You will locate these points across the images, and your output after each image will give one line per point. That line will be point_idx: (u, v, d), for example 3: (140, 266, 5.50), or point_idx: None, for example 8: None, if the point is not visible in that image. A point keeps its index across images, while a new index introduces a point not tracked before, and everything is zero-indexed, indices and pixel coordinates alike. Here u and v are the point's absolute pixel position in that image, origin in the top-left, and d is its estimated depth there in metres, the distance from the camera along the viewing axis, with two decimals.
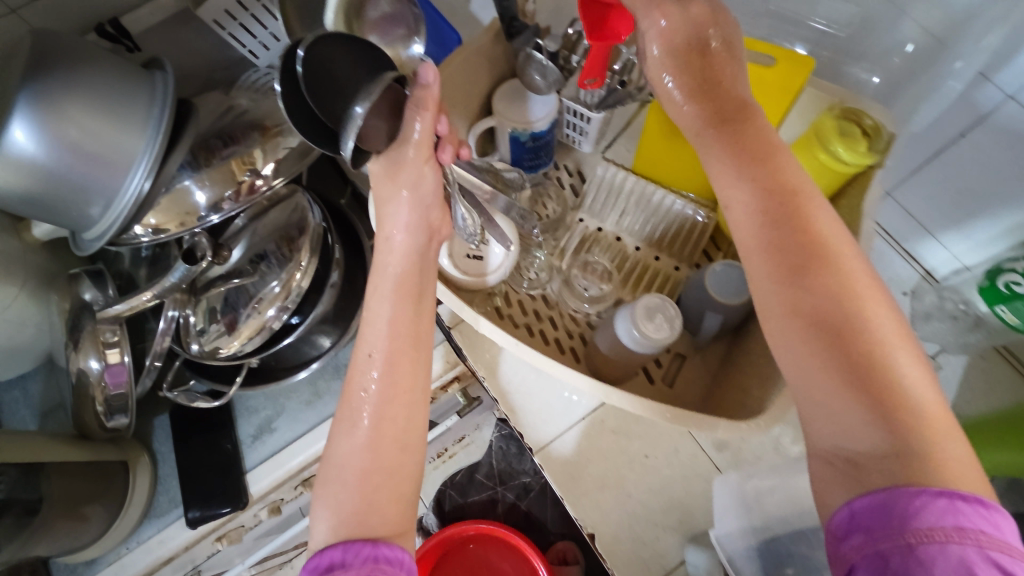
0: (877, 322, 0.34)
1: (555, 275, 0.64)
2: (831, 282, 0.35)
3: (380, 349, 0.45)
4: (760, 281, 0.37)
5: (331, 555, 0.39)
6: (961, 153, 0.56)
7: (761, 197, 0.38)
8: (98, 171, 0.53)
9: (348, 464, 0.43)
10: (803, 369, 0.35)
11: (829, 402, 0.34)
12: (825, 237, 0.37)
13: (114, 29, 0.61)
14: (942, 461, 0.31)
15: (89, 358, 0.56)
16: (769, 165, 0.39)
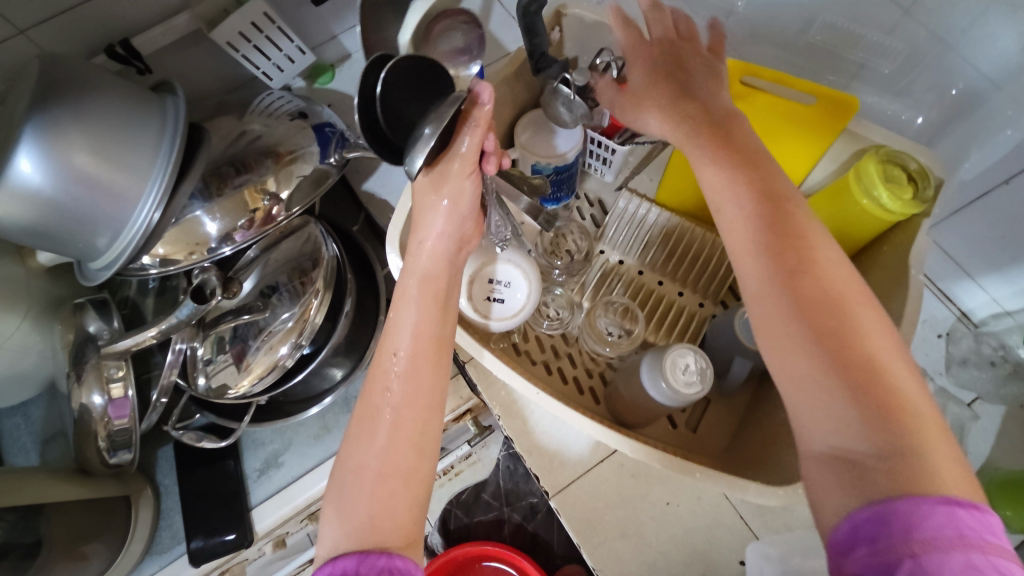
0: (865, 323, 0.34)
1: (575, 312, 0.61)
2: (819, 282, 0.35)
3: (405, 347, 0.43)
4: (751, 281, 0.37)
5: (343, 565, 0.36)
6: (1008, 197, 0.55)
7: (750, 199, 0.39)
8: (108, 202, 0.51)
9: (362, 469, 0.40)
10: (795, 367, 0.34)
11: (822, 400, 0.33)
12: (813, 240, 0.37)
13: (125, 50, 0.58)
14: (939, 462, 0.29)
15: (91, 393, 0.54)
16: (759, 172, 0.40)
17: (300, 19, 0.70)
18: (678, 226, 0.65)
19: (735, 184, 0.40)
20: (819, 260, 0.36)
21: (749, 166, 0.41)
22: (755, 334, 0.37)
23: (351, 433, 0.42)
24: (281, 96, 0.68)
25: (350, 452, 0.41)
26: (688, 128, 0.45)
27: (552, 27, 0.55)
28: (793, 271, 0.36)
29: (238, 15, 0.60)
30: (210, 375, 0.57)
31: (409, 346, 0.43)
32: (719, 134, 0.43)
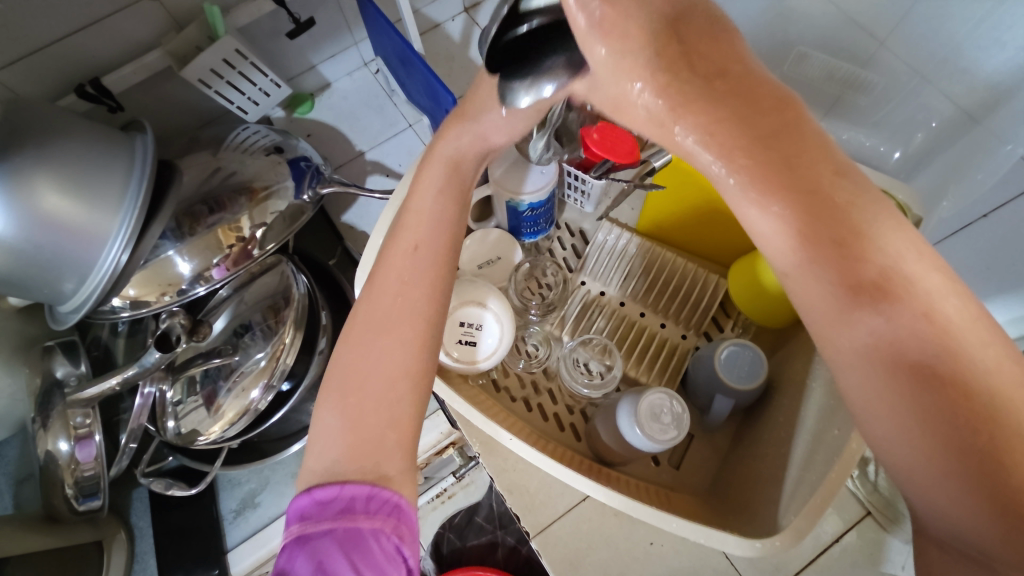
0: (1001, 394, 0.25)
1: (553, 347, 0.61)
2: (922, 344, 0.26)
3: (427, 245, 0.41)
4: (837, 345, 0.29)
5: (352, 493, 0.35)
6: (986, 229, 0.56)
7: (816, 248, 0.28)
8: (72, 246, 0.50)
9: (359, 371, 0.38)
10: (902, 452, 0.27)
11: (938, 493, 0.26)
12: (916, 287, 0.26)
13: (94, 89, 0.58)
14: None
15: (57, 440, 0.53)
16: (832, 203, 0.28)
17: (279, 53, 0.71)
18: (658, 257, 0.63)
19: (796, 231, 0.29)
20: (923, 312, 0.26)
21: (821, 198, 0.28)
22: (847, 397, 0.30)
23: (353, 326, 0.40)
24: (257, 130, 0.67)
25: (348, 346, 0.39)
26: (732, 132, 0.30)
27: None
28: (893, 342, 0.27)
29: (209, 53, 0.58)
30: (179, 418, 0.56)
31: (430, 253, 0.41)
32: (774, 141, 0.29)
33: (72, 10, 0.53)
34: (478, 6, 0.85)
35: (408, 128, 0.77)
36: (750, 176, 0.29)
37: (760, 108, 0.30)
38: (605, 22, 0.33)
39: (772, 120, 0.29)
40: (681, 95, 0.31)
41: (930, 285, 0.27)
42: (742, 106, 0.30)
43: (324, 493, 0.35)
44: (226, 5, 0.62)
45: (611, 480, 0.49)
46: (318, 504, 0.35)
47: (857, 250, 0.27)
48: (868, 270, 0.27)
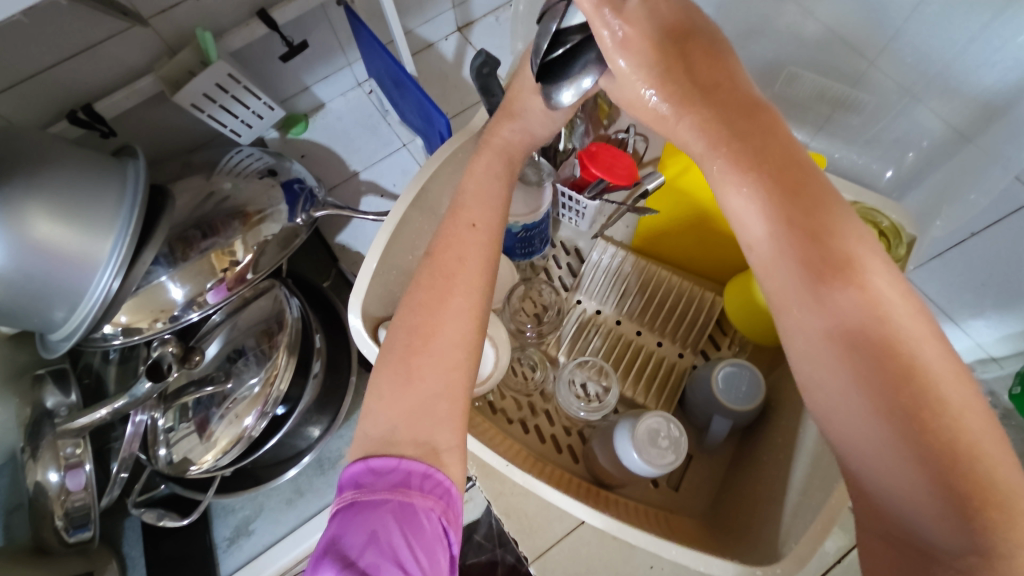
0: (945, 388, 0.25)
1: (549, 368, 0.60)
2: (880, 335, 0.26)
3: (487, 223, 0.41)
4: (796, 332, 0.29)
5: (408, 469, 0.35)
6: (975, 249, 0.57)
7: (794, 231, 0.28)
8: (62, 272, 0.50)
9: (419, 335, 0.38)
10: (856, 439, 0.27)
11: (889, 482, 0.26)
12: (868, 271, 0.27)
13: (87, 116, 0.58)
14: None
15: (47, 470, 0.52)
16: (808, 192, 0.28)
17: (272, 75, 0.71)
18: (653, 275, 0.63)
19: (775, 216, 0.28)
20: (878, 297, 0.26)
21: (794, 185, 0.29)
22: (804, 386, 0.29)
23: (415, 291, 0.39)
24: (250, 153, 0.67)
25: (410, 310, 0.39)
26: (717, 123, 0.30)
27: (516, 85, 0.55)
28: (851, 329, 0.26)
29: (202, 78, 0.58)
30: (171, 445, 0.55)
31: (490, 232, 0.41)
32: (755, 131, 0.29)
33: (65, 37, 0.53)
34: (471, 25, 0.85)
35: (402, 148, 0.78)
36: (732, 160, 0.29)
37: (740, 102, 0.30)
38: (624, 38, 0.31)
39: (757, 115, 0.30)
40: (686, 92, 0.31)
41: (883, 273, 0.27)
42: (726, 100, 0.30)
43: (381, 462, 0.35)
44: (219, 30, 0.62)
45: (609, 505, 0.48)
46: (373, 474, 0.35)
47: (833, 241, 0.27)
48: (834, 253, 0.27)
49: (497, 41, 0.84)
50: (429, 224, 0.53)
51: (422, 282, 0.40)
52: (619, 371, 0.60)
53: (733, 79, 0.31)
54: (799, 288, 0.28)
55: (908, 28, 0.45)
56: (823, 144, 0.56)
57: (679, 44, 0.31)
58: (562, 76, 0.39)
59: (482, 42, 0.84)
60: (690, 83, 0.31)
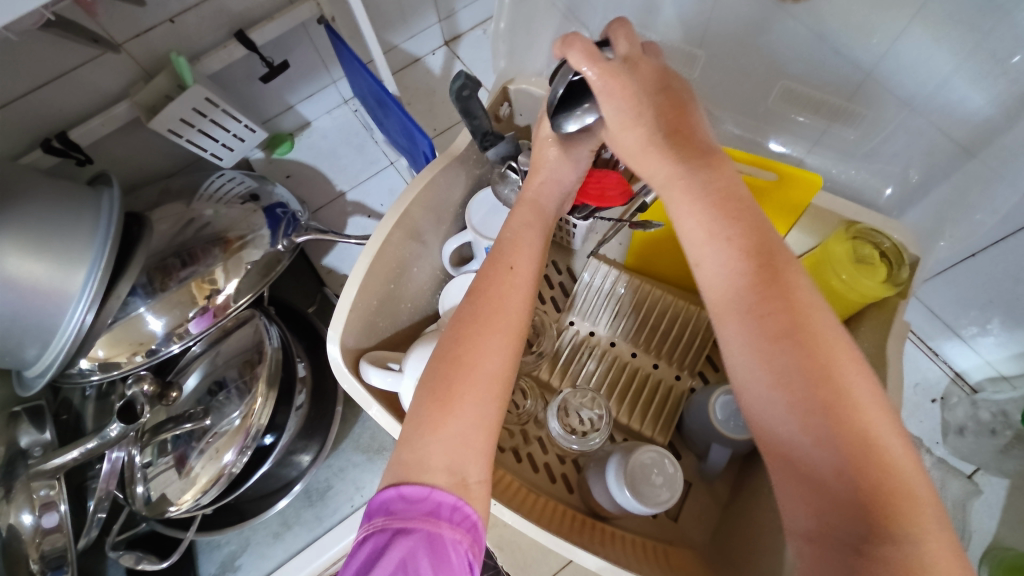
0: (855, 381, 0.27)
1: (540, 395, 0.57)
2: (805, 332, 0.28)
3: (525, 267, 0.38)
4: (729, 333, 0.30)
5: (438, 500, 0.31)
6: (978, 266, 0.56)
7: (735, 233, 0.31)
8: (34, 307, 0.48)
9: (458, 364, 0.34)
10: (782, 433, 0.27)
11: (810, 474, 0.26)
12: (796, 281, 0.29)
13: (61, 144, 0.56)
14: (940, 561, 0.24)
15: (21, 513, 0.50)
16: (746, 213, 0.31)
17: (254, 96, 0.69)
18: (647, 295, 0.61)
19: (718, 219, 0.31)
20: (802, 300, 0.29)
21: (737, 208, 0.31)
22: (733, 387, 0.30)
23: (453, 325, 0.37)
24: (232, 176, 0.65)
25: (447, 340, 0.36)
26: (673, 158, 0.34)
27: (499, 104, 0.53)
28: (780, 328, 0.28)
29: (178, 103, 0.57)
30: (149, 482, 0.54)
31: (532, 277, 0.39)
32: (701, 166, 0.33)
33: (36, 65, 0.52)
34: (458, 39, 0.84)
35: (390, 166, 0.76)
36: (687, 184, 0.33)
37: (691, 142, 0.34)
38: (604, 87, 0.35)
39: (706, 157, 0.34)
40: (652, 134, 0.34)
41: (806, 283, 0.30)
42: (682, 137, 0.34)
43: (412, 488, 0.32)
44: (196, 53, 0.60)
45: (604, 541, 0.45)
46: (403, 501, 0.32)
47: (774, 250, 0.30)
48: (773, 266, 0.30)
49: (484, 55, 0.82)
50: (411, 250, 0.51)
51: (462, 317, 0.36)
52: (614, 396, 0.57)
53: (689, 125, 0.35)
54: (737, 287, 0.30)
55: (904, 38, 0.42)
56: (818, 162, 0.51)
57: (655, 96, 0.35)
58: (571, 107, 0.40)
59: (469, 56, 0.83)
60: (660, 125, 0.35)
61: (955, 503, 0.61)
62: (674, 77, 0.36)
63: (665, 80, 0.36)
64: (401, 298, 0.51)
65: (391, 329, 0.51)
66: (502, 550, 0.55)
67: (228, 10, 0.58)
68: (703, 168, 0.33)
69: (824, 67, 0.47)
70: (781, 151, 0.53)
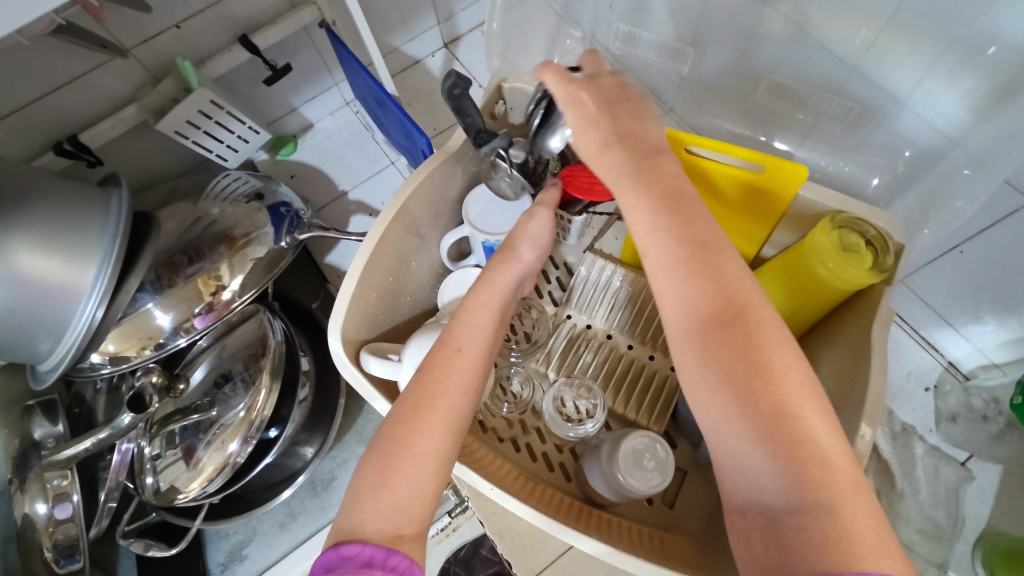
0: (778, 359, 0.29)
1: (536, 385, 0.59)
2: (734, 317, 0.30)
3: (473, 348, 0.39)
4: (668, 324, 0.31)
5: (370, 553, 0.32)
6: (967, 256, 0.57)
7: (676, 226, 0.32)
8: (46, 304, 0.49)
9: (417, 404, 0.37)
10: (713, 414, 0.29)
11: (737, 451, 0.28)
12: (727, 267, 0.31)
13: (73, 146, 0.58)
14: (852, 517, 0.26)
15: (35, 502, 0.52)
16: (683, 208, 0.33)
17: (258, 98, 0.71)
18: (644, 287, 0.60)
19: (659, 216, 0.33)
20: (733, 286, 0.31)
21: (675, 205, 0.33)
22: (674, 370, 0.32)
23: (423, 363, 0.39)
24: (238, 177, 0.67)
25: (415, 380, 0.38)
26: (626, 159, 0.36)
27: (494, 101, 0.54)
28: (713, 314, 0.30)
29: (185, 105, 0.59)
30: (158, 473, 0.55)
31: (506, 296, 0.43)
32: (648, 166, 0.35)
33: (48, 70, 0.54)
34: (458, 40, 0.85)
35: (390, 165, 0.78)
36: (636, 185, 0.34)
37: (640, 146, 0.36)
38: (570, 98, 0.39)
39: (652, 157, 0.35)
40: (608, 137, 0.37)
41: (740, 269, 0.31)
42: (630, 139, 0.36)
43: (346, 547, 0.33)
44: (201, 57, 0.62)
45: (601, 529, 0.46)
46: (340, 560, 0.33)
47: (710, 240, 0.32)
48: (706, 257, 0.31)
49: (482, 56, 0.84)
50: (410, 244, 0.53)
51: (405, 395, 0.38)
52: (610, 387, 0.58)
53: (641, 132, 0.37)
54: (678, 277, 0.31)
55: (887, 32, 0.44)
56: (809, 154, 0.53)
57: (614, 106, 0.38)
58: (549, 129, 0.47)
59: (468, 57, 0.84)
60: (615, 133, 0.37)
61: (948, 489, 0.63)
62: (632, 88, 0.40)
63: (621, 95, 0.39)
64: (400, 291, 0.53)
65: (391, 321, 0.53)
66: (501, 542, 0.56)
67: (232, 16, 0.60)
68: (647, 170, 0.35)
69: (808, 61, 0.48)
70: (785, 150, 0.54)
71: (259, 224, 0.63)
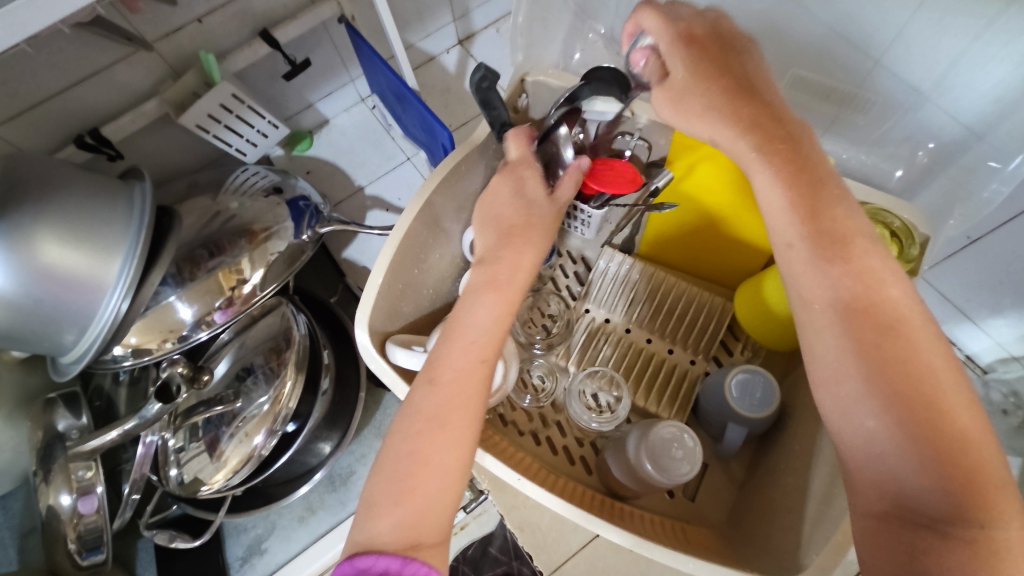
0: (937, 370, 0.30)
1: (559, 378, 0.58)
2: (888, 321, 0.31)
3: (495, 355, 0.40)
4: (814, 320, 0.33)
5: (385, 564, 0.33)
6: (985, 250, 0.58)
7: (822, 227, 0.34)
8: (72, 296, 0.49)
9: (439, 418, 0.37)
10: (860, 419, 0.30)
11: (885, 455, 0.29)
12: (887, 284, 0.32)
13: (94, 140, 0.58)
14: (1008, 531, 0.26)
15: (59, 493, 0.54)
16: (829, 208, 0.34)
17: (275, 93, 0.71)
18: (662, 282, 0.60)
19: (807, 214, 0.34)
20: (885, 291, 0.32)
21: (826, 220, 0.34)
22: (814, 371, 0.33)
23: (433, 372, 0.39)
24: (256, 171, 0.67)
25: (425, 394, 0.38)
26: (749, 140, 0.37)
27: (517, 95, 0.54)
28: (866, 316, 0.31)
29: (206, 99, 0.59)
30: (182, 466, 0.56)
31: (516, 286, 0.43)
32: (788, 156, 0.36)
33: (71, 64, 0.54)
34: (472, 37, 0.86)
35: (406, 161, 0.78)
36: (782, 190, 0.36)
37: (772, 126, 0.37)
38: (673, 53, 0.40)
39: (791, 151, 0.36)
40: (712, 103, 0.38)
41: (893, 275, 0.32)
42: (762, 132, 0.37)
43: (357, 561, 0.33)
44: (221, 52, 0.62)
45: (623, 517, 0.45)
46: (354, 572, 0.33)
47: (856, 244, 0.33)
48: (861, 272, 0.32)
49: (498, 53, 0.84)
50: (434, 237, 0.53)
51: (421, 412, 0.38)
52: (629, 381, 0.57)
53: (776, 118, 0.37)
54: (821, 277, 0.33)
55: (914, 23, 0.44)
56: (832, 145, 0.53)
57: (721, 79, 0.38)
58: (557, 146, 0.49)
59: (484, 53, 0.85)
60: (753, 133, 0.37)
61: None
62: (742, 48, 0.40)
63: (746, 75, 0.39)
64: (423, 283, 0.53)
65: (414, 314, 0.53)
66: (519, 537, 0.56)
67: (252, 11, 0.60)
68: (794, 166, 0.35)
69: (831, 55, 0.49)
70: None
71: (277, 220, 0.63)
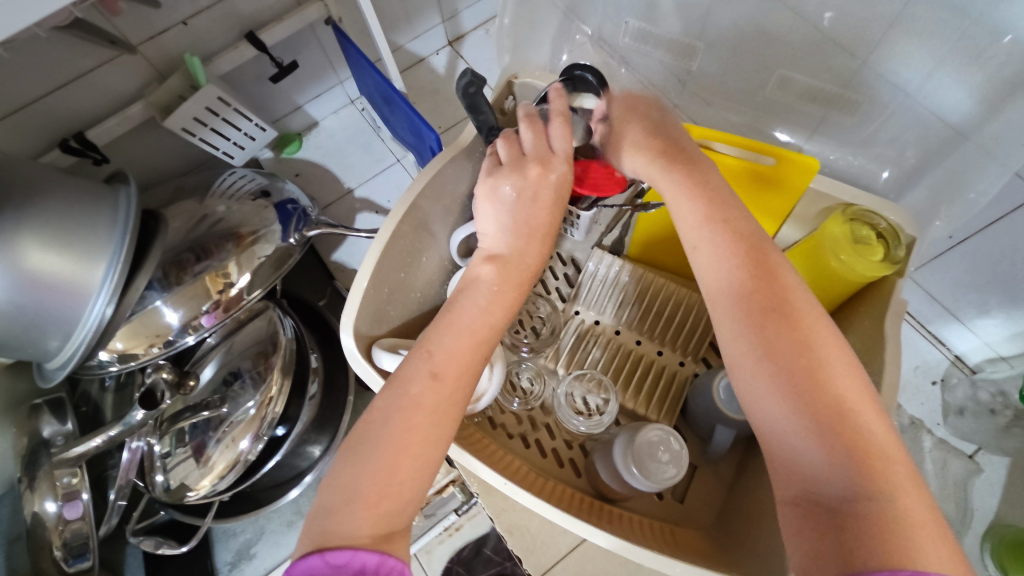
0: (830, 356, 0.31)
1: (547, 381, 0.58)
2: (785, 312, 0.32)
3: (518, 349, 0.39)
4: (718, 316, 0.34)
5: (362, 560, 0.32)
6: (971, 251, 0.58)
7: (722, 226, 0.36)
8: (55, 302, 0.49)
9: (439, 412, 0.36)
10: (768, 408, 0.31)
11: (793, 441, 0.30)
12: (779, 277, 0.34)
13: (79, 144, 0.58)
14: (909, 508, 0.27)
15: (44, 500, 0.53)
16: (730, 209, 0.36)
17: (263, 96, 0.71)
18: (651, 283, 0.60)
19: (709, 215, 0.36)
20: (781, 286, 0.33)
21: (724, 220, 0.36)
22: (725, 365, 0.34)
23: (437, 364, 0.37)
24: (243, 174, 0.67)
25: (425, 384, 0.37)
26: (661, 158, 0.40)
27: (505, 96, 0.53)
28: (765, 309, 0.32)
29: (192, 102, 0.58)
30: (168, 471, 0.56)
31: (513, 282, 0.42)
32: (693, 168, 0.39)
33: (54, 67, 0.54)
34: (462, 39, 0.85)
35: (396, 163, 0.78)
36: (685, 195, 0.38)
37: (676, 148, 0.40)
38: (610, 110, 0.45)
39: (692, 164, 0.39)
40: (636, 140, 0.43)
41: (788, 270, 0.34)
42: (668, 153, 0.40)
43: (330, 556, 0.32)
44: (207, 54, 0.62)
45: (613, 521, 0.45)
46: (326, 566, 0.32)
47: (755, 241, 0.35)
48: (759, 268, 0.34)
49: (488, 54, 0.84)
50: (420, 240, 0.52)
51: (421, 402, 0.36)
52: (617, 383, 0.57)
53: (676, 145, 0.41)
54: (722, 274, 0.34)
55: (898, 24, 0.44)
56: (819, 147, 0.53)
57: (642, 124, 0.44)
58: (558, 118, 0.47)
59: (473, 55, 0.84)
60: (659, 152, 0.40)
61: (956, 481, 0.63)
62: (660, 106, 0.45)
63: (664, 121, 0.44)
64: (410, 287, 0.52)
65: (401, 318, 0.52)
66: (506, 540, 0.56)
67: (237, 13, 0.60)
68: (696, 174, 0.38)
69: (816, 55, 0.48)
70: (786, 139, 0.54)
71: (264, 223, 0.62)
